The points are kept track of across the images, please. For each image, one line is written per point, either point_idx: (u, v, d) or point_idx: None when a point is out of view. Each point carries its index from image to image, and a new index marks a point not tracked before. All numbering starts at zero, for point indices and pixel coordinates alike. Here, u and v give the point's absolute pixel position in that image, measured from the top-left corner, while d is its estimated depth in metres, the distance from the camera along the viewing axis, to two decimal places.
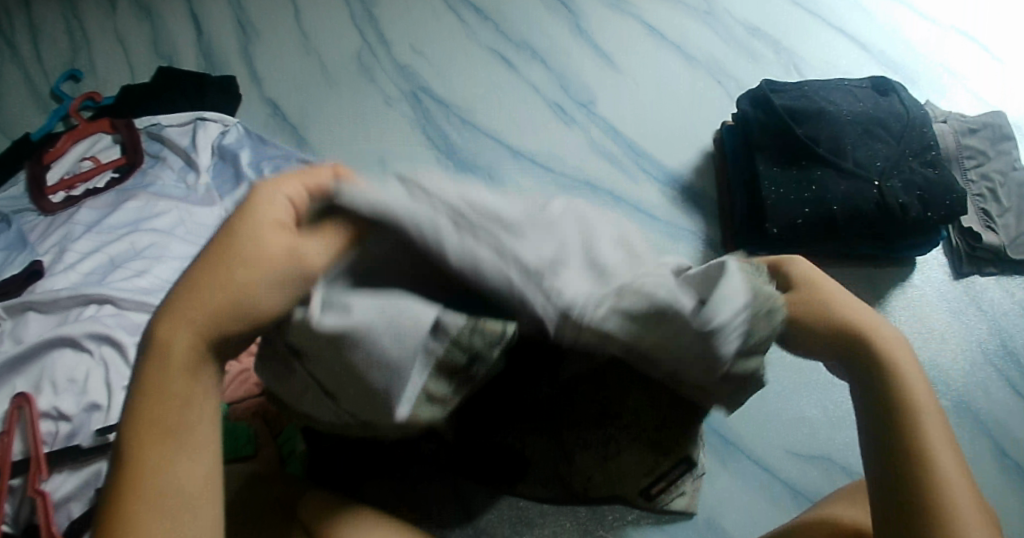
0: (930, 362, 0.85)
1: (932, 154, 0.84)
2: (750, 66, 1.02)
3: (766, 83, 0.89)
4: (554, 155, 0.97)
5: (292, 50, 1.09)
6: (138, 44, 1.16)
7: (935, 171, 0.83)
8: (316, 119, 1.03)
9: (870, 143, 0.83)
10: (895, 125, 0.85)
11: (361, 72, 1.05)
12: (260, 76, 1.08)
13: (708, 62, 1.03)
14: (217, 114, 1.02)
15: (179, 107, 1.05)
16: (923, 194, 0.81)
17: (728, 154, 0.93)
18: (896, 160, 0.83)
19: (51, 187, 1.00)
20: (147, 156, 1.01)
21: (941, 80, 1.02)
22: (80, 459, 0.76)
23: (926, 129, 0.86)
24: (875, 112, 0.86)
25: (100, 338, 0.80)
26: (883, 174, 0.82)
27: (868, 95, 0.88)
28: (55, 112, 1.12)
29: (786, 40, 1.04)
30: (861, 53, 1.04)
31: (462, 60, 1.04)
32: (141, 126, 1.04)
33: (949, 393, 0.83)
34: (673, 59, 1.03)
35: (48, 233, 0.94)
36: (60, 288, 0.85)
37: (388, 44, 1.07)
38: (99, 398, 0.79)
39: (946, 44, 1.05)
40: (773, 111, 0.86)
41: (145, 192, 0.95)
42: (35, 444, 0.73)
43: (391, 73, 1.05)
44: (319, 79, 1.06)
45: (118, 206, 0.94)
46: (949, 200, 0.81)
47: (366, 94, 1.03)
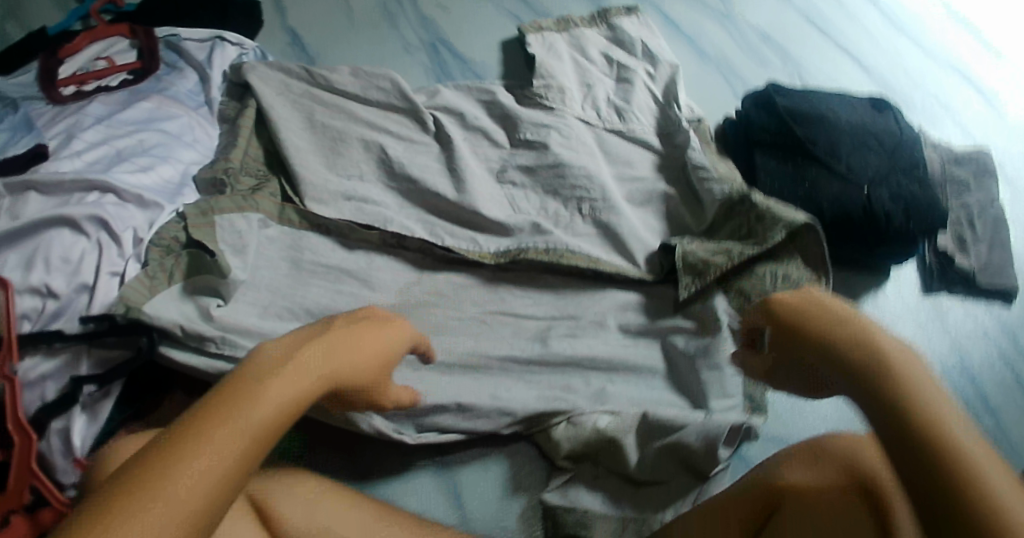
0: None
1: (919, 172, 0.88)
2: (758, 71, 1.05)
3: (771, 87, 0.94)
4: None
5: None
6: None
7: (921, 188, 0.87)
8: (334, 53, 1.03)
9: (863, 153, 0.87)
10: (888, 140, 0.90)
11: (383, 16, 1.06)
12: (285, 6, 1.08)
13: (718, 60, 1.05)
14: (237, 37, 1.03)
15: (201, 22, 1.06)
16: (907, 206, 0.85)
17: (730, 147, 0.95)
18: (886, 172, 0.87)
19: (62, 80, 1.00)
20: (163, 65, 1.02)
21: (935, 111, 1.06)
22: (57, 345, 0.77)
23: (915, 149, 0.90)
24: (870, 125, 0.91)
25: (99, 222, 0.81)
26: (872, 182, 0.85)
27: (866, 109, 0.94)
28: (75, 12, 1.12)
29: (794, 52, 1.08)
30: (864, 76, 1.07)
31: (485, 21, 1.06)
32: (160, 34, 1.05)
33: None
34: (685, 52, 1.06)
35: (56, 120, 0.93)
36: (65, 172, 0.85)
37: None
38: (90, 279, 0.79)
39: (944, 80, 1.10)
40: (776, 112, 0.90)
41: (160, 95, 0.96)
42: (7, 322, 0.74)
43: (413, 22, 1.06)
44: (342, 18, 1.06)
45: (131, 104, 0.94)
46: (929, 216, 0.85)
47: (385, 38, 1.04)
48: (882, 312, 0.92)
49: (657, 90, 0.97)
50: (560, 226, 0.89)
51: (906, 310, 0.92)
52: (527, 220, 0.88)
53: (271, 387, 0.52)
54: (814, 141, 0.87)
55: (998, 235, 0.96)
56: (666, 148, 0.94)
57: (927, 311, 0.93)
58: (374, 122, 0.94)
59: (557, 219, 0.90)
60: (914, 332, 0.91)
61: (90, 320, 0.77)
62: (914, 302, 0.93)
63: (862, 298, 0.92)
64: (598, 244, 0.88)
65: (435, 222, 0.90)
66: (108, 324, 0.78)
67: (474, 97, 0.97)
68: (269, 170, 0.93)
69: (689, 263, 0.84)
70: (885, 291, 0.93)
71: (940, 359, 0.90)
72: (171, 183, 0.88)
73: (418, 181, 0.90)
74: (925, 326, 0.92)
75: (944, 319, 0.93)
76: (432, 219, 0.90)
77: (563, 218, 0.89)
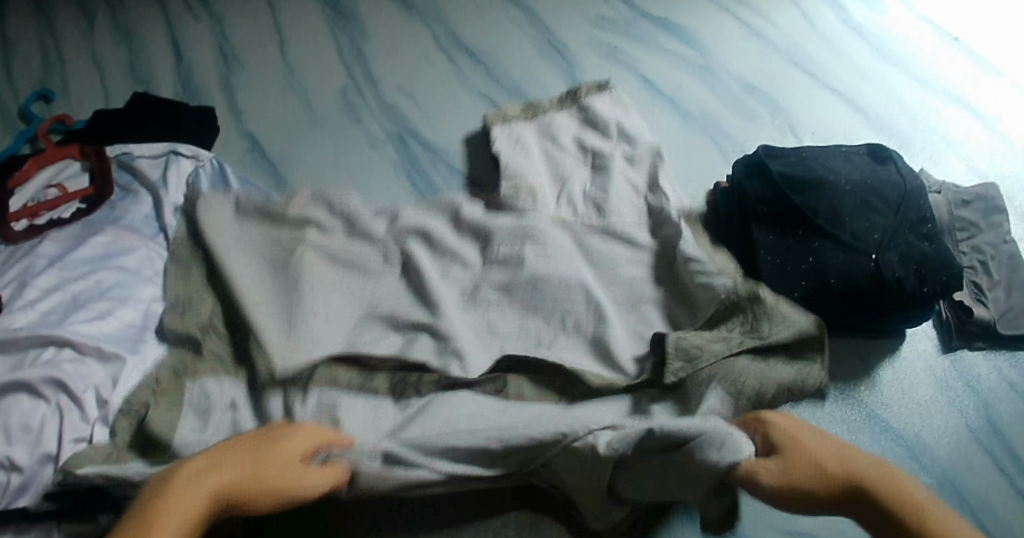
0: (918, 438, 0.82)
1: (928, 227, 0.82)
2: (746, 125, 1.00)
3: (763, 150, 0.88)
4: None
5: (277, 85, 1.03)
6: (117, 68, 1.12)
7: (931, 245, 0.81)
8: (297, 157, 0.98)
9: (868, 214, 0.81)
10: (892, 195, 0.83)
11: (345, 110, 1.00)
12: (241, 109, 1.03)
13: (705, 120, 1.00)
14: (192, 148, 0.97)
15: (154, 137, 1.00)
16: (919, 268, 0.79)
17: (724, 218, 0.89)
18: (894, 231, 0.81)
19: (12, 214, 0.94)
20: (117, 189, 0.96)
21: (935, 147, 1.01)
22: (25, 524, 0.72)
23: (922, 200, 0.84)
24: (871, 181, 0.84)
25: (58, 385, 0.74)
26: (880, 246, 0.79)
27: (865, 162, 0.87)
28: (22, 134, 1.06)
29: (781, 100, 1.03)
30: (857, 117, 1.02)
31: (454, 106, 1.01)
32: (112, 154, 0.99)
33: (933, 469, 0.80)
34: (667, 115, 1.00)
35: (6, 265, 0.87)
36: (17, 328, 0.78)
37: (376, 84, 1.02)
38: (53, 448, 0.73)
39: (940, 110, 1.04)
40: (770, 179, 0.84)
41: (115, 226, 0.89)
42: None
43: (378, 114, 1.00)
44: (302, 117, 1.01)
45: (85, 239, 0.88)
46: (944, 275, 0.79)
47: (350, 134, 0.99)
48: (899, 378, 0.86)
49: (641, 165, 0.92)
50: (551, 326, 0.83)
51: (926, 371, 0.86)
52: (517, 326, 0.84)
53: (186, 492, 0.63)
54: (814, 209, 0.81)
55: (1015, 278, 0.88)
56: (655, 227, 0.88)
57: (949, 371, 0.87)
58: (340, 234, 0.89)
59: (548, 318, 0.84)
60: (936, 395, 0.85)
61: (55, 499, 0.71)
62: (933, 362, 0.87)
63: (877, 366, 0.86)
64: (594, 341, 0.82)
65: (417, 335, 0.84)
66: (75, 501, 0.72)
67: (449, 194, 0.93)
68: None
69: (680, 348, 0.77)
70: (902, 354, 0.87)
71: (967, 423, 0.83)
72: (132, 327, 0.82)
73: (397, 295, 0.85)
74: (949, 388, 0.85)
75: (968, 375, 0.87)
76: (414, 332, 0.84)
77: (554, 316, 0.84)
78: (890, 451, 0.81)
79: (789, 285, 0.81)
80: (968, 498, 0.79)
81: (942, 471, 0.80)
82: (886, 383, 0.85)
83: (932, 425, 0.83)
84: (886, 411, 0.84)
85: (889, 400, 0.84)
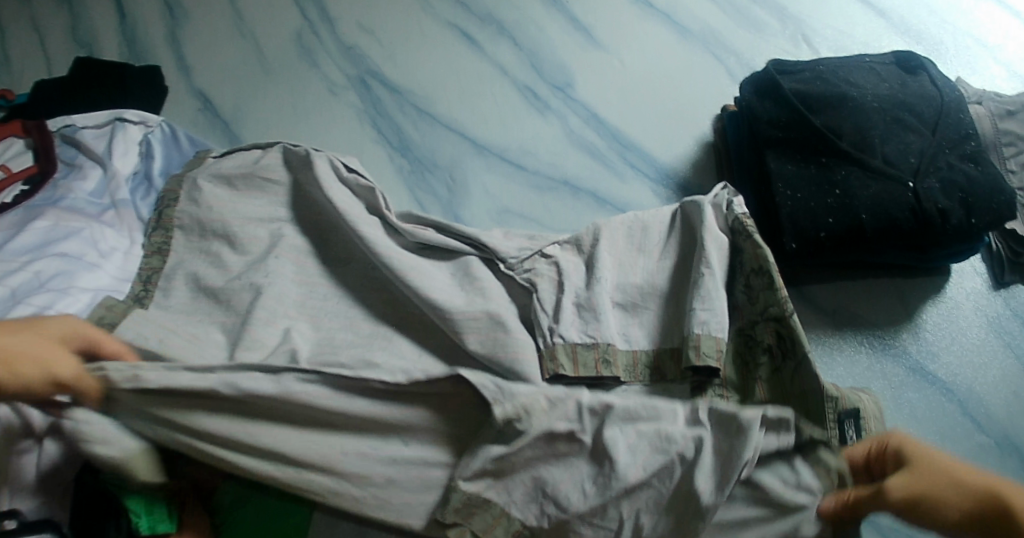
0: (969, 391, 0.74)
1: (972, 145, 0.71)
2: (753, 39, 0.86)
3: (772, 65, 0.76)
4: (526, 150, 0.81)
5: (226, 35, 0.93)
6: (56, 27, 0.99)
7: (977, 167, 0.70)
8: (250, 112, 0.88)
9: (901, 134, 0.70)
10: (927, 111, 0.72)
11: (301, 55, 0.89)
12: (189, 64, 0.93)
13: (704, 35, 0.87)
14: (139, 113, 0.87)
15: (98, 105, 0.89)
16: (964, 195, 0.69)
17: (731, 147, 0.78)
18: (932, 154, 0.70)
19: None
20: (62, 164, 0.84)
21: (971, 53, 0.87)
22: None
23: (963, 114, 0.72)
24: (902, 95, 0.72)
25: None
26: (918, 173, 0.69)
27: (893, 74, 0.75)
28: None
29: (791, 8, 0.89)
30: (879, 21, 0.89)
31: (419, 38, 0.88)
32: (54, 127, 0.87)
33: (991, 428, 0.72)
34: (662, 32, 0.87)
35: None
36: None
37: (332, 22, 0.91)
38: None
39: (972, 9, 0.90)
40: (783, 99, 0.72)
41: (56, 207, 0.79)
42: None
43: (336, 55, 0.88)
44: (254, 67, 0.90)
45: (24, 226, 0.77)
46: (994, 203, 0.69)
47: (306, 81, 0.87)
48: (944, 321, 0.77)
49: (644, 111, 0.82)
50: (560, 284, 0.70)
51: (976, 313, 0.77)
52: (483, 306, 0.68)
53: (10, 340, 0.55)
54: (837, 132, 0.70)
55: None
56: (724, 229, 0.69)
57: (1003, 311, 0.78)
58: (297, 207, 0.79)
59: (553, 275, 0.70)
60: (989, 338, 0.76)
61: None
62: (983, 301, 0.78)
63: (919, 308, 0.78)
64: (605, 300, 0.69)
65: (394, 306, 0.75)
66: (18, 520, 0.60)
67: (444, 132, 0.82)
68: (190, 263, 0.77)
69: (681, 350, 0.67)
70: (946, 294, 0.78)
71: None
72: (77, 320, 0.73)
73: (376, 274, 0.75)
74: (1003, 331, 0.77)
75: None
76: (398, 302, 0.74)
77: (560, 270, 0.70)
78: (939, 407, 0.73)
79: (813, 224, 0.69)
80: None
81: (1002, 429, 0.72)
82: (930, 329, 0.77)
83: (985, 373, 0.74)
84: (932, 362, 0.75)
85: (935, 349, 0.76)
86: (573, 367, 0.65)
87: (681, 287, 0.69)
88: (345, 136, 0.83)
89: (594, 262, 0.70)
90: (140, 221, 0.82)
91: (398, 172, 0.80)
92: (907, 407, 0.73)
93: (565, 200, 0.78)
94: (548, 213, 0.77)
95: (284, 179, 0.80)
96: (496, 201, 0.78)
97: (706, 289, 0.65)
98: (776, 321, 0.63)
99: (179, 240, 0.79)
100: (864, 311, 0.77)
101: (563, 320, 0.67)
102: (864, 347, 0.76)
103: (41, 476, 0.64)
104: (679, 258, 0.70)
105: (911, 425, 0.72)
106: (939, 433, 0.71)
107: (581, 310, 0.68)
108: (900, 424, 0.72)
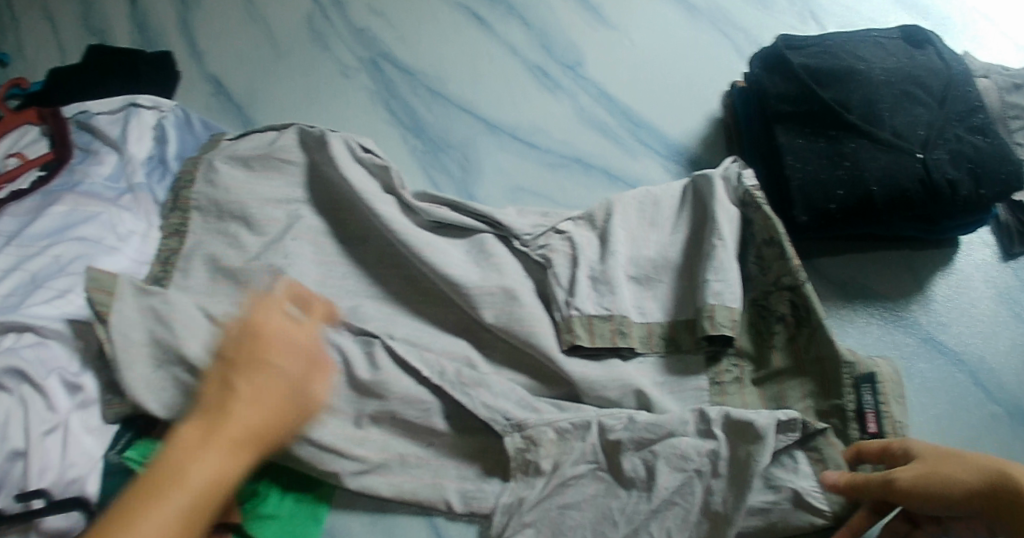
0: (980, 361, 0.75)
1: (980, 117, 0.72)
2: (760, 16, 0.87)
3: (780, 40, 0.76)
4: (537, 128, 0.81)
5: (237, 20, 0.94)
6: (68, 16, 1.00)
7: (986, 139, 0.71)
8: (263, 96, 0.88)
9: (910, 107, 0.71)
10: (936, 84, 0.72)
11: (312, 38, 0.90)
12: (201, 49, 0.93)
13: (712, 12, 0.87)
14: (152, 99, 0.88)
15: (112, 91, 0.90)
16: (973, 166, 0.69)
17: (740, 123, 0.78)
18: (941, 126, 0.70)
19: None
20: (77, 150, 0.85)
21: (979, 27, 0.88)
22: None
23: (971, 87, 0.73)
24: (911, 69, 0.73)
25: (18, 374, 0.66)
26: (927, 144, 0.69)
27: (901, 48, 0.75)
28: None
29: None
30: None
31: (428, 19, 0.89)
32: (68, 114, 0.88)
33: (1002, 398, 0.73)
34: (669, 10, 0.87)
35: None
36: None
37: (342, 6, 0.91)
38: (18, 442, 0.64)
39: None
40: (792, 73, 0.73)
41: (72, 192, 0.80)
42: None
43: (347, 38, 0.89)
44: (266, 51, 0.91)
45: (41, 211, 0.78)
46: (1003, 173, 0.70)
47: (317, 64, 0.88)
48: (954, 292, 0.78)
49: (652, 88, 0.83)
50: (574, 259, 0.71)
51: (986, 284, 0.78)
52: (499, 282, 0.69)
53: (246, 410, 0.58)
54: (846, 105, 0.71)
55: None
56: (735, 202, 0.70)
57: (1012, 282, 0.79)
58: (313, 188, 0.80)
59: (567, 249, 0.71)
60: (999, 309, 0.77)
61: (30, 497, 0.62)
62: (993, 272, 0.79)
63: (929, 280, 0.78)
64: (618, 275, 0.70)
65: (411, 285, 0.76)
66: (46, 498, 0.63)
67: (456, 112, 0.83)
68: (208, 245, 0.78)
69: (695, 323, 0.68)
70: (956, 266, 0.79)
71: None
72: None
73: (393, 253, 0.76)
74: (1013, 302, 0.78)
75: None
76: (414, 280, 0.76)
77: (574, 245, 0.71)
78: (950, 377, 0.74)
79: (823, 196, 0.69)
80: None
81: (1013, 398, 0.73)
82: (940, 302, 0.77)
83: (996, 343, 0.75)
84: (943, 332, 0.76)
85: (946, 321, 0.77)
86: (589, 337, 0.67)
87: (694, 260, 0.70)
88: (358, 118, 0.84)
89: (608, 236, 0.71)
90: (156, 204, 0.83)
91: (410, 152, 0.81)
92: (918, 377, 0.74)
93: (576, 176, 0.79)
94: (559, 190, 0.78)
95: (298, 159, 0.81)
96: (508, 179, 0.79)
97: (719, 260, 0.67)
98: (789, 290, 0.66)
99: (197, 222, 0.79)
100: (873, 284, 0.78)
101: (579, 294, 0.69)
102: (875, 319, 0.77)
103: (69, 455, 0.66)
104: (691, 232, 0.72)
105: (923, 395, 0.73)
106: (951, 402, 0.72)
107: (596, 283, 0.69)
108: (912, 394, 0.73)
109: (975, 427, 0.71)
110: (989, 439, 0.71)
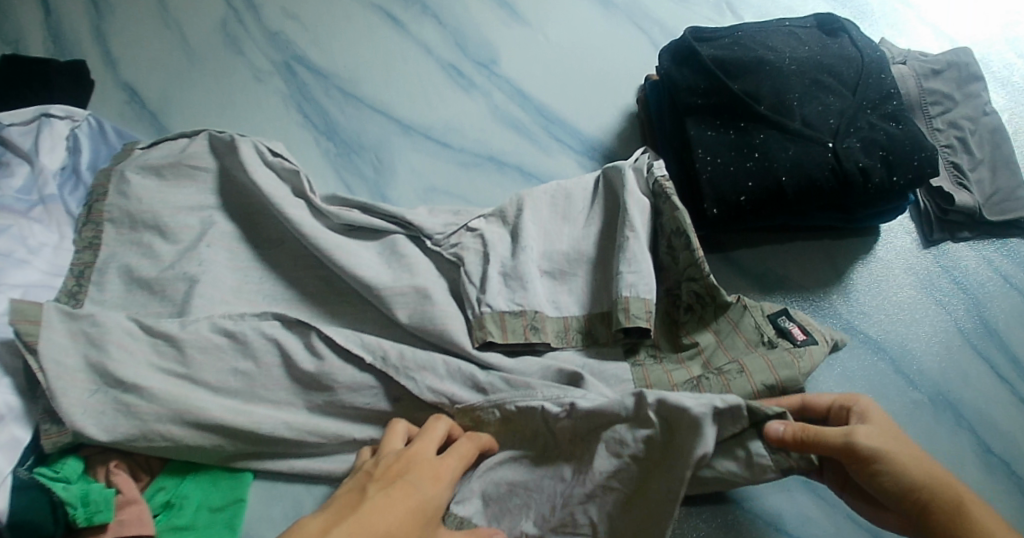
0: (901, 348, 0.74)
1: (892, 104, 0.71)
2: (677, 8, 0.87)
3: (690, 32, 0.76)
4: (453, 127, 0.80)
5: (151, 27, 0.92)
6: None
7: (898, 125, 0.70)
8: (178, 103, 0.87)
9: (820, 96, 0.70)
10: (847, 72, 0.72)
11: (226, 43, 0.88)
12: (116, 57, 0.91)
13: (629, 6, 0.86)
14: (65, 108, 0.85)
15: (22, 101, 0.86)
16: (886, 153, 0.69)
17: (654, 117, 0.78)
18: (852, 114, 0.70)
19: None
20: None
21: (897, 14, 0.88)
22: None
23: (883, 74, 0.73)
24: (821, 57, 0.73)
25: None
26: (837, 133, 0.69)
27: (812, 36, 0.75)
28: None
29: None
30: None
31: (344, 20, 0.87)
32: None
33: (924, 384, 0.73)
34: (586, 5, 0.86)
35: None
36: None
37: (257, 9, 0.90)
38: None
39: None
40: (700, 66, 0.72)
41: None
42: None
43: (262, 42, 0.88)
44: (181, 57, 0.89)
45: None
46: (915, 160, 0.69)
47: (233, 69, 0.86)
48: (875, 279, 0.78)
49: (569, 84, 0.82)
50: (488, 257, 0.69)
51: (905, 270, 0.78)
52: (410, 284, 0.68)
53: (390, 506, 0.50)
54: (755, 96, 0.70)
55: (999, 154, 0.79)
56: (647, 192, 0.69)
57: (932, 267, 0.79)
58: (227, 195, 0.78)
59: (481, 248, 0.70)
60: (919, 295, 0.77)
61: None
62: (913, 258, 0.79)
63: (849, 269, 0.78)
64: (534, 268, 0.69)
65: (327, 290, 0.75)
66: None
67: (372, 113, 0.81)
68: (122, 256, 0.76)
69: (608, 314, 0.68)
70: (876, 253, 0.79)
71: (958, 328, 0.75)
72: None
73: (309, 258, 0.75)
74: (933, 287, 0.77)
75: (954, 270, 0.78)
76: (331, 286, 0.74)
77: (489, 244, 0.70)
78: (871, 365, 0.73)
79: (733, 188, 0.69)
80: (963, 410, 0.71)
81: (935, 384, 0.73)
82: (860, 289, 0.77)
83: (916, 329, 0.75)
84: (864, 320, 0.76)
85: (867, 308, 0.76)
86: (502, 334, 0.66)
87: (607, 255, 0.70)
88: (274, 123, 0.82)
89: (520, 232, 0.70)
90: (70, 216, 0.80)
91: (323, 155, 0.80)
92: (840, 367, 0.73)
93: (491, 175, 0.78)
94: (475, 189, 0.77)
95: (211, 166, 0.79)
96: (423, 180, 0.78)
97: (630, 253, 0.66)
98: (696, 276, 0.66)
99: (110, 234, 0.77)
100: (793, 275, 0.78)
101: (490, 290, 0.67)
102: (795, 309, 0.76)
103: None
104: (604, 225, 0.71)
105: (845, 384, 0.72)
106: (872, 390, 0.72)
107: (508, 279, 0.68)
108: (834, 384, 0.72)
109: (897, 415, 0.71)
110: (911, 427, 0.70)
